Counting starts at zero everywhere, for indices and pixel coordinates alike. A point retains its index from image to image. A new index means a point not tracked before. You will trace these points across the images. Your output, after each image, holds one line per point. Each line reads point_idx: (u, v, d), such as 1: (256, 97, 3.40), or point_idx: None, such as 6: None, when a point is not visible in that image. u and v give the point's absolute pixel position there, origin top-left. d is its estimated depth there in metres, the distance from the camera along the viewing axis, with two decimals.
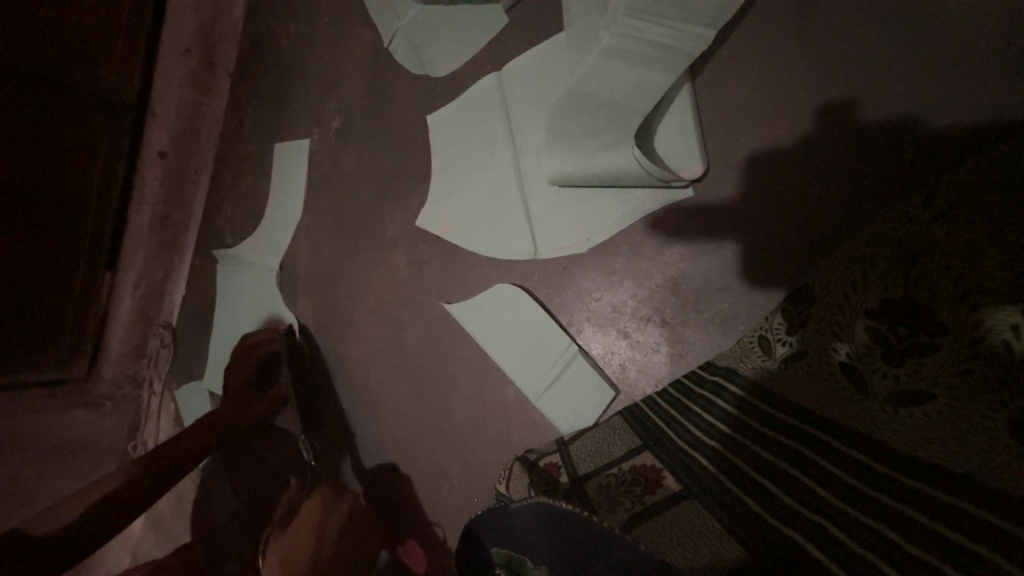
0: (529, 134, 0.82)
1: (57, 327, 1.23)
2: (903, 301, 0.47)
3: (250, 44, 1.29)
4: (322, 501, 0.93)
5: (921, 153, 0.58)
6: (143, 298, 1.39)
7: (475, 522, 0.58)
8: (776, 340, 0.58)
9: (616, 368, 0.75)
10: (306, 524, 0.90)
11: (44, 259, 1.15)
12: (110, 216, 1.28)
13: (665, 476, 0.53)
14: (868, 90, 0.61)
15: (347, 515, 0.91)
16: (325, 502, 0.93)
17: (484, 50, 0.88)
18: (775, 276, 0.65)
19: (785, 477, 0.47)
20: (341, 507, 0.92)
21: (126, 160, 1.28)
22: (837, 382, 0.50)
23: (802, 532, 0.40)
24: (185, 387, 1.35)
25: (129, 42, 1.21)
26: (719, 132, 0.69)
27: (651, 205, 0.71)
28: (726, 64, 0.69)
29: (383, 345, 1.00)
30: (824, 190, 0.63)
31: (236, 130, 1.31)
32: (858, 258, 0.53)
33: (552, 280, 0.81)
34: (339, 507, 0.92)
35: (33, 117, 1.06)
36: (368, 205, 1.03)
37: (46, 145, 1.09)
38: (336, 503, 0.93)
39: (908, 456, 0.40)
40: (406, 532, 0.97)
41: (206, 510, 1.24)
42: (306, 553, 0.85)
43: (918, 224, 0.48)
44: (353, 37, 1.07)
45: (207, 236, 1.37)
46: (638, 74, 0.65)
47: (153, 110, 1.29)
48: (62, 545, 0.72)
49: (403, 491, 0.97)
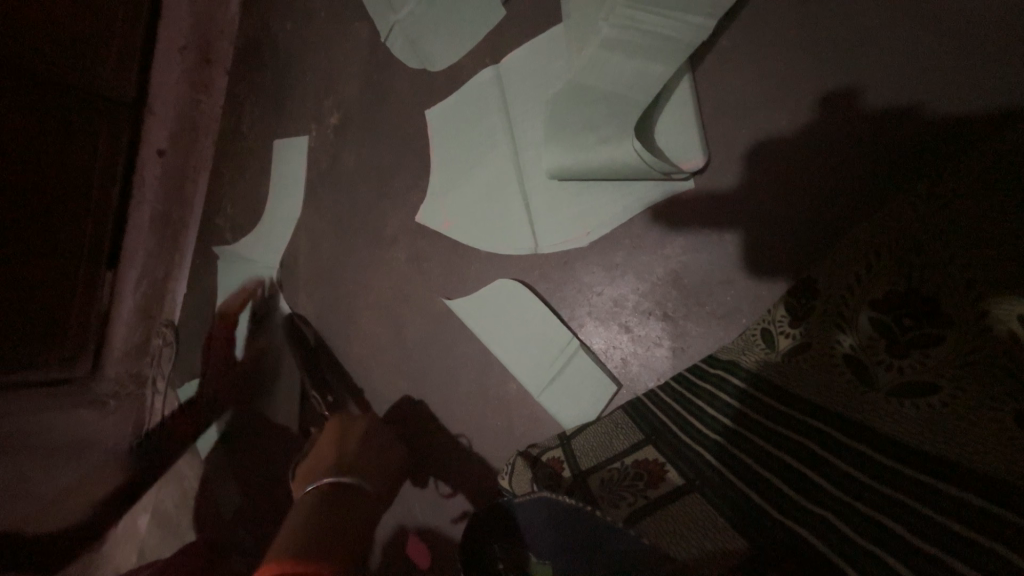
0: (529, 127, 0.81)
1: (60, 327, 1.25)
2: (908, 293, 0.46)
3: (246, 41, 1.28)
4: (343, 418, 0.90)
5: (922, 144, 0.57)
6: (145, 297, 1.39)
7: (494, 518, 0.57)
8: (779, 333, 0.57)
9: (618, 362, 0.75)
10: (325, 438, 0.85)
11: (45, 258, 1.15)
12: (110, 216, 1.28)
13: (668, 470, 0.53)
14: (872, 80, 0.60)
15: (366, 429, 0.87)
16: (342, 422, 0.89)
17: (482, 44, 0.88)
18: (778, 269, 0.64)
19: (789, 470, 0.46)
20: (359, 422, 0.88)
21: (125, 159, 1.27)
22: (842, 373, 0.49)
23: (807, 527, 0.40)
24: (188, 384, 1.34)
25: (125, 42, 1.20)
26: (721, 124, 0.68)
27: (653, 197, 0.71)
28: (727, 55, 0.68)
29: (385, 341, 1.00)
30: (829, 181, 0.62)
31: (234, 128, 1.30)
32: (862, 250, 0.53)
33: (552, 275, 0.81)
34: (357, 422, 0.88)
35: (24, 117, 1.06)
36: (369, 202, 1.03)
37: (40, 146, 1.09)
38: (356, 419, 0.90)
39: (912, 448, 0.40)
40: (427, 468, 0.94)
41: (211, 507, 1.24)
42: (331, 452, 0.80)
43: (922, 215, 0.48)
44: (351, 33, 1.06)
45: (206, 234, 1.36)
46: (639, 66, 0.64)
47: (151, 109, 1.29)
48: None
49: (429, 429, 0.94)
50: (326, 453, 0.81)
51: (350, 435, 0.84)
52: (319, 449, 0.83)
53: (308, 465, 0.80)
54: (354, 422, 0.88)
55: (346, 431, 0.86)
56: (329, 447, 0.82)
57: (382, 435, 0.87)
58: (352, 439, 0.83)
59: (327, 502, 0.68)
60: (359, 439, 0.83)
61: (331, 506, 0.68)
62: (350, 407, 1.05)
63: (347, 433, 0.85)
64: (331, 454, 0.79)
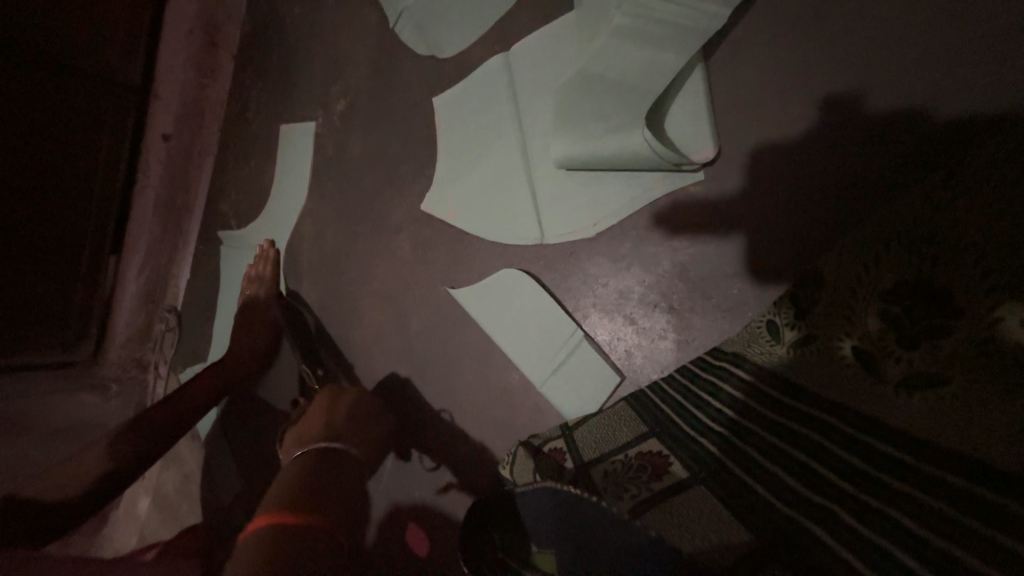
0: (536, 117, 0.80)
1: (64, 309, 1.26)
2: (918, 283, 0.46)
3: (252, 25, 1.27)
4: (332, 390, 0.92)
5: (935, 139, 0.56)
6: (148, 282, 1.39)
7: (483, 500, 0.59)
8: (784, 324, 0.56)
9: (621, 354, 0.75)
10: (316, 406, 0.87)
11: (49, 240, 1.17)
12: (114, 200, 1.28)
13: (672, 463, 0.52)
14: (886, 72, 0.59)
15: (355, 401, 0.89)
16: (332, 393, 0.91)
17: (493, 31, 0.87)
18: (786, 264, 0.64)
19: (793, 461, 0.46)
20: (349, 394, 0.90)
21: (130, 143, 1.27)
22: (849, 367, 0.49)
23: (810, 517, 0.40)
24: (189, 369, 1.34)
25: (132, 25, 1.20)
26: (732, 116, 0.67)
27: (662, 189, 0.70)
28: (739, 46, 0.67)
29: (387, 329, 1.00)
30: (839, 175, 0.61)
31: (239, 113, 1.30)
32: (867, 239, 0.52)
33: (557, 266, 0.80)
34: (346, 394, 0.90)
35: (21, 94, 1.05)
36: (374, 190, 1.02)
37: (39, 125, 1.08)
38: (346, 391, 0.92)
39: (917, 440, 0.40)
40: (411, 440, 0.96)
41: (211, 492, 1.24)
42: (322, 420, 0.82)
43: (930, 206, 0.47)
44: (359, 18, 1.05)
45: (210, 220, 1.36)
46: (650, 55, 0.64)
47: (157, 93, 1.27)
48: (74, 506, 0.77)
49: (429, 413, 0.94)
50: (317, 420, 0.83)
51: (340, 405, 0.86)
52: (310, 415, 0.85)
53: (297, 432, 0.81)
54: (344, 394, 0.91)
55: (335, 402, 0.88)
56: (320, 414, 0.84)
57: (372, 407, 0.90)
58: (342, 410, 0.85)
59: (320, 462, 0.70)
60: (348, 409, 0.86)
61: (326, 467, 0.69)
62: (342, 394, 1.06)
63: (338, 404, 0.87)
64: (322, 419, 0.82)
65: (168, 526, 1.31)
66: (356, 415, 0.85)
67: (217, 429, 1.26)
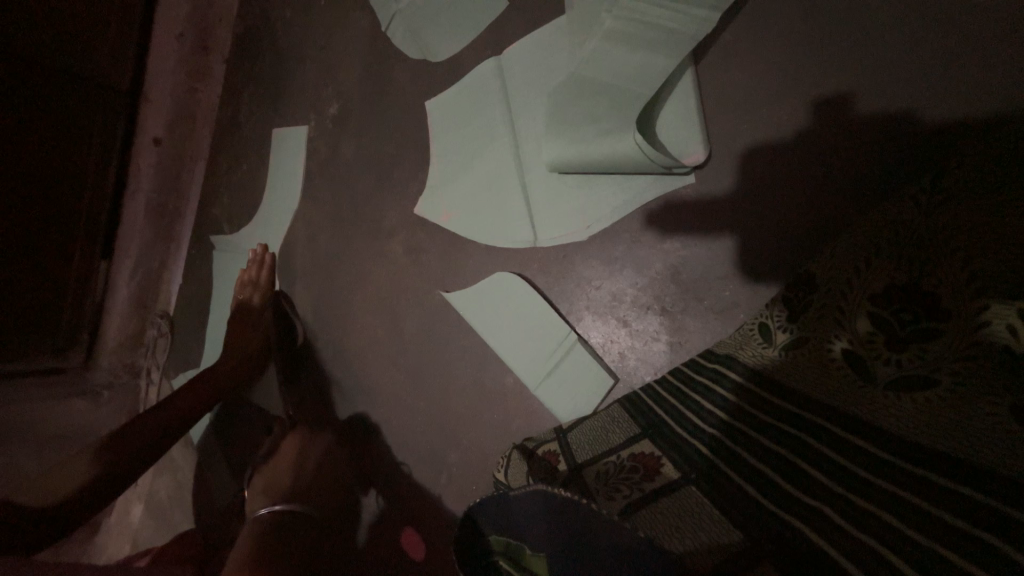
0: (530, 119, 0.80)
1: (52, 314, 1.24)
2: (907, 285, 0.46)
3: (244, 28, 1.26)
4: (300, 440, 1.02)
5: (919, 141, 0.57)
6: (139, 287, 1.39)
7: (470, 509, 0.57)
8: (777, 327, 0.57)
9: (615, 357, 0.75)
10: (286, 454, 0.99)
11: (34, 244, 1.14)
12: (104, 204, 1.27)
13: (664, 464, 0.53)
14: (877, 74, 0.59)
15: (321, 454, 1.01)
16: (301, 441, 1.02)
17: (485, 34, 0.87)
18: (778, 265, 0.64)
19: (785, 464, 0.47)
20: (316, 445, 1.02)
21: (120, 147, 1.27)
22: (838, 369, 0.49)
23: (805, 521, 0.40)
24: (182, 375, 1.33)
25: (121, 27, 1.19)
26: (722, 119, 0.68)
27: (653, 191, 0.71)
28: (729, 49, 0.67)
29: (381, 333, 0.99)
30: (828, 178, 0.62)
31: (231, 117, 1.29)
32: (860, 243, 0.53)
33: (551, 269, 0.80)
34: (314, 445, 1.02)
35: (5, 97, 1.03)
36: (368, 192, 1.02)
37: (13, 129, 1.05)
38: (314, 440, 1.03)
39: (907, 441, 0.40)
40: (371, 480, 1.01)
41: (204, 498, 1.23)
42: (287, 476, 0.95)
43: (922, 209, 0.48)
44: (351, 21, 1.05)
45: (202, 224, 1.35)
46: (642, 60, 0.64)
47: (147, 96, 1.27)
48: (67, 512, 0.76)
49: (421, 418, 0.94)
50: (284, 472, 0.96)
51: (308, 457, 0.99)
52: (277, 465, 0.98)
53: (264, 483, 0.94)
54: (312, 442, 1.02)
55: (303, 457, 0.99)
56: (287, 468, 0.96)
57: (335, 461, 1.02)
58: (308, 468, 0.97)
59: (277, 523, 0.83)
60: (314, 466, 0.98)
61: (282, 529, 0.82)
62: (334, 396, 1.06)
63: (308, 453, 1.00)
64: (288, 473, 0.95)
65: (160, 534, 1.29)
66: (319, 470, 0.98)
67: (211, 435, 1.25)
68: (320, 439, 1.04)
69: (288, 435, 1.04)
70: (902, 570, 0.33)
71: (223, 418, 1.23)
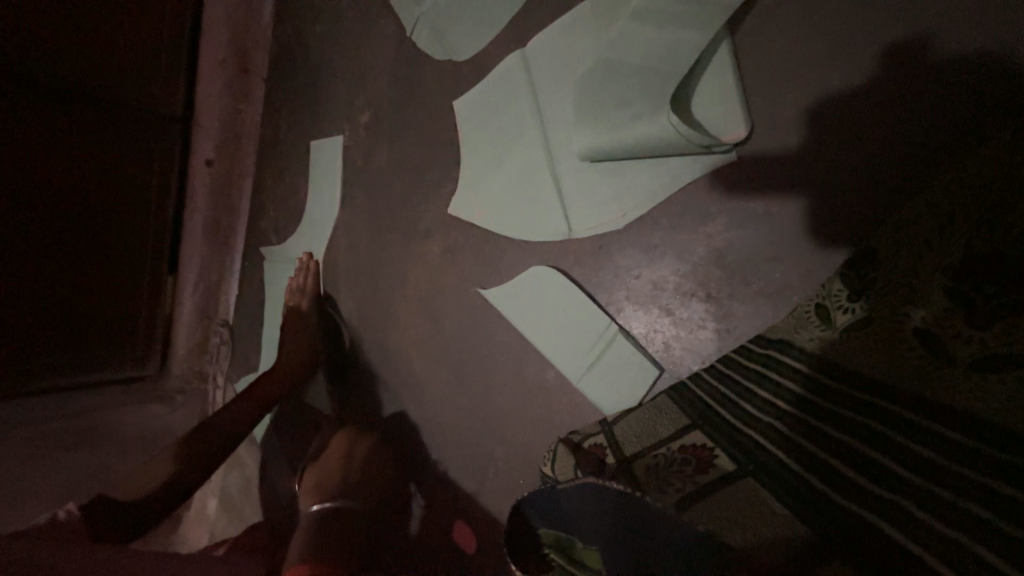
0: (558, 109, 0.79)
1: (130, 327, 1.37)
2: (987, 254, 0.42)
3: (279, 47, 1.32)
4: (348, 438, 1.07)
5: (993, 96, 0.52)
6: (201, 298, 1.49)
7: (519, 503, 0.57)
8: (838, 308, 0.53)
9: (659, 347, 0.73)
10: (334, 450, 1.05)
11: (108, 265, 1.26)
12: (167, 224, 1.39)
13: (717, 456, 0.54)
14: (941, 27, 0.54)
15: (368, 452, 1.05)
16: (349, 439, 1.07)
17: (509, 28, 0.86)
18: (833, 243, 0.60)
19: (854, 454, 0.46)
20: (363, 443, 1.06)
21: (177, 169, 1.37)
22: (910, 350, 0.45)
23: (878, 513, 0.42)
24: (244, 379, 1.43)
25: (171, 58, 1.27)
26: (765, 91, 0.64)
27: (691, 173, 0.68)
28: (769, 15, 0.63)
29: (423, 333, 1.02)
30: (887, 146, 0.57)
31: (273, 133, 1.35)
32: (928, 212, 0.48)
33: (587, 260, 0.79)
34: (361, 443, 1.06)
35: (77, 134, 1.14)
36: (403, 195, 1.04)
37: (86, 162, 1.16)
38: (360, 439, 1.07)
39: (989, 423, 0.38)
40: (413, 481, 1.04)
41: (270, 493, 1.31)
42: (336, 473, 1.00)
43: (1002, 166, 0.43)
44: (378, 30, 1.07)
45: (253, 237, 1.43)
46: (671, 37, 0.62)
47: (197, 119, 1.36)
48: (152, 504, 0.85)
49: (465, 414, 0.96)
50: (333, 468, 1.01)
51: (355, 455, 1.03)
52: (326, 460, 1.04)
53: (315, 477, 1.01)
54: (359, 440, 1.07)
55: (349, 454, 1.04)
56: (334, 464, 1.02)
57: (381, 459, 1.05)
58: (354, 465, 1.01)
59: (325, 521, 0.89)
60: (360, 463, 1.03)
61: (329, 527, 0.88)
62: (380, 393, 1.10)
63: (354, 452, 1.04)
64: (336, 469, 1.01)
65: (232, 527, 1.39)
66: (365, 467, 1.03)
67: (273, 434, 1.33)
68: (366, 438, 1.08)
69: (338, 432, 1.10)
70: (984, 558, 0.35)
71: (282, 418, 1.31)
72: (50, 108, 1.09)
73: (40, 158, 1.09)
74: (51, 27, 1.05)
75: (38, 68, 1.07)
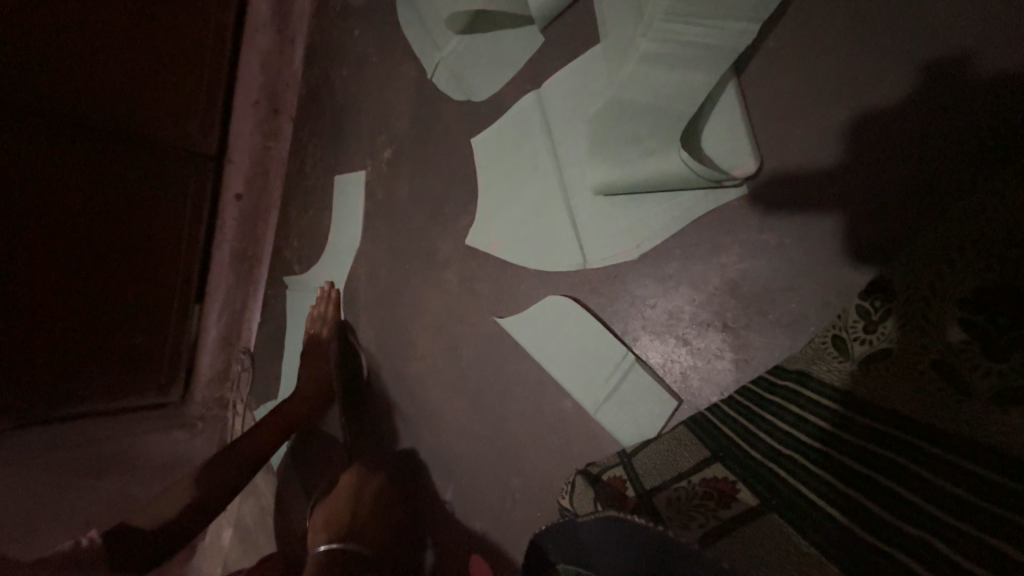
0: (572, 146, 0.82)
1: (156, 356, 1.42)
2: (1000, 291, 0.44)
3: (307, 89, 1.41)
4: (358, 476, 1.08)
5: (1000, 130, 0.53)
6: (225, 327, 1.54)
7: (538, 535, 0.58)
8: (853, 339, 0.53)
9: (676, 377, 0.73)
10: (346, 490, 1.07)
11: (141, 295, 1.33)
12: (195, 256, 1.46)
13: (739, 489, 0.53)
14: (941, 66, 0.56)
15: (376, 492, 1.05)
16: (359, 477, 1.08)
17: (523, 71, 0.91)
18: (848, 273, 0.60)
19: (877, 488, 0.46)
20: (372, 482, 1.06)
21: (209, 204, 1.45)
22: (930, 382, 0.46)
23: (898, 548, 0.42)
24: (263, 406, 1.45)
25: (207, 103, 1.37)
26: (772, 126, 0.66)
27: (703, 206, 0.70)
28: (773, 56, 0.66)
29: (440, 361, 1.03)
30: (898, 178, 0.58)
31: (298, 169, 1.43)
32: (942, 244, 0.49)
33: (602, 290, 0.81)
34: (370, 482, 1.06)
35: (121, 173, 1.22)
36: (421, 227, 1.08)
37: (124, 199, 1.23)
38: (369, 479, 1.07)
39: (1010, 456, 0.39)
40: (427, 517, 1.04)
41: (285, 523, 1.31)
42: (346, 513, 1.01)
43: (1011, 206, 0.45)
44: (400, 74, 1.14)
45: (276, 267, 1.48)
46: (678, 79, 0.65)
47: (230, 157, 1.45)
48: (171, 532, 0.86)
49: (481, 443, 0.96)
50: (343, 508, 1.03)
51: (365, 495, 1.04)
52: (339, 499, 1.06)
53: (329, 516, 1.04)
54: (369, 480, 1.07)
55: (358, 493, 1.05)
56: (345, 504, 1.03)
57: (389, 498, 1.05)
58: (363, 507, 1.02)
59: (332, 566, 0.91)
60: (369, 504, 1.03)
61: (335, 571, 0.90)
62: (396, 421, 1.11)
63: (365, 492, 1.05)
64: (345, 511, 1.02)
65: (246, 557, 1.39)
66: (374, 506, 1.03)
67: (290, 462, 1.34)
68: (375, 477, 1.07)
69: (351, 467, 1.12)
70: None
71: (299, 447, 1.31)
72: (101, 146, 1.17)
73: (89, 194, 1.16)
74: (102, 77, 1.15)
75: (92, 115, 1.16)
